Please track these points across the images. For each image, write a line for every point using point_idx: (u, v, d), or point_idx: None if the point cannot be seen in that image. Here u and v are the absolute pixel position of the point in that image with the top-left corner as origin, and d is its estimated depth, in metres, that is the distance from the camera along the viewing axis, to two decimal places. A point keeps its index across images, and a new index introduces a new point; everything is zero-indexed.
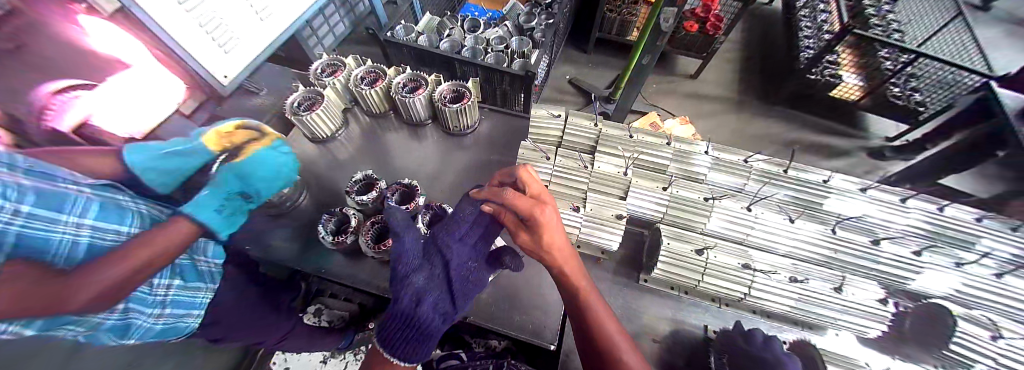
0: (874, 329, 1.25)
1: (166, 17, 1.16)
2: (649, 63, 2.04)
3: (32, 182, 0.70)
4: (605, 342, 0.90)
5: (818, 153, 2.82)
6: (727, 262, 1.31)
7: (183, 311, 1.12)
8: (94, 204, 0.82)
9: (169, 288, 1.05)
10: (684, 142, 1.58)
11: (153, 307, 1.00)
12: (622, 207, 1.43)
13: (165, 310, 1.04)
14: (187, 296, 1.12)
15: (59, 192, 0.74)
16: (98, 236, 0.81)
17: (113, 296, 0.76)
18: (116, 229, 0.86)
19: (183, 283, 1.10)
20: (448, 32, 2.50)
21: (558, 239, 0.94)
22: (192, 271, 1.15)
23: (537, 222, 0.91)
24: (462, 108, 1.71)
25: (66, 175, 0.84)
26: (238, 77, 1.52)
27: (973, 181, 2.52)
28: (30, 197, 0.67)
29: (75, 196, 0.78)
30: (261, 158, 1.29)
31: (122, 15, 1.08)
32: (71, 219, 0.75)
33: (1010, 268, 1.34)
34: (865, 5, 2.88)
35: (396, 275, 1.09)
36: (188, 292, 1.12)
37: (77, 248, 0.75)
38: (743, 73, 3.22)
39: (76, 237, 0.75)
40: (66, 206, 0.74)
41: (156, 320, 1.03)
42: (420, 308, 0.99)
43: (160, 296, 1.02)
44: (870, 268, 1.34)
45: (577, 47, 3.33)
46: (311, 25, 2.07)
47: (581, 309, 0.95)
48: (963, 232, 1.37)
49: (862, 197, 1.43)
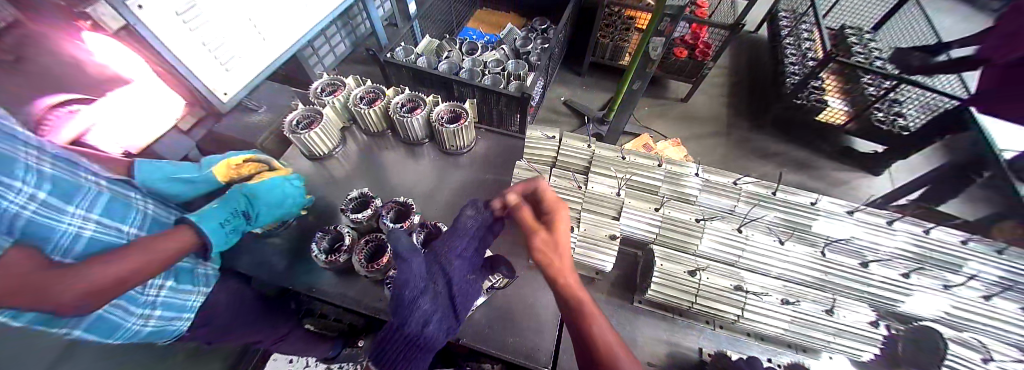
0: (867, 353, 1.24)
1: (168, 34, 1.19)
2: (640, 87, 2.12)
3: (55, 170, 0.83)
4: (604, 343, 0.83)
5: (807, 174, 2.89)
6: (720, 283, 1.32)
7: (173, 314, 1.12)
8: (100, 201, 0.92)
9: (161, 288, 1.06)
10: (675, 164, 1.62)
11: (142, 308, 1.02)
12: (616, 227, 1.45)
13: (153, 312, 1.05)
14: (175, 300, 1.11)
15: (77, 183, 0.87)
16: (100, 230, 0.90)
17: (94, 295, 0.76)
18: (116, 226, 0.96)
19: (176, 284, 1.12)
20: (446, 54, 2.59)
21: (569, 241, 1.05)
22: (189, 275, 1.17)
23: (553, 217, 1.06)
24: (459, 128, 1.75)
25: (91, 165, 0.98)
26: (238, 94, 1.56)
27: (957, 203, 2.59)
28: (46, 185, 0.78)
29: (85, 192, 0.89)
30: (273, 186, 1.39)
31: (126, 32, 1.09)
32: (78, 211, 0.85)
33: (998, 289, 1.36)
34: (847, 34, 3.09)
35: (400, 300, 1.03)
36: (182, 295, 1.13)
37: (79, 239, 0.84)
38: (731, 96, 3.35)
39: (81, 230, 0.85)
40: (76, 199, 0.86)
41: (144, 322, 1.04)
42: (427, 330, 1.02)
43: (148, 297, 1.03)
44: (862, 291, 1.35)
45: (571, 70, 3.45)
46: (314, 46, 2.14)
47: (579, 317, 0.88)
48: (949, 255, 1.40)
49: (849, 220, 1.47)
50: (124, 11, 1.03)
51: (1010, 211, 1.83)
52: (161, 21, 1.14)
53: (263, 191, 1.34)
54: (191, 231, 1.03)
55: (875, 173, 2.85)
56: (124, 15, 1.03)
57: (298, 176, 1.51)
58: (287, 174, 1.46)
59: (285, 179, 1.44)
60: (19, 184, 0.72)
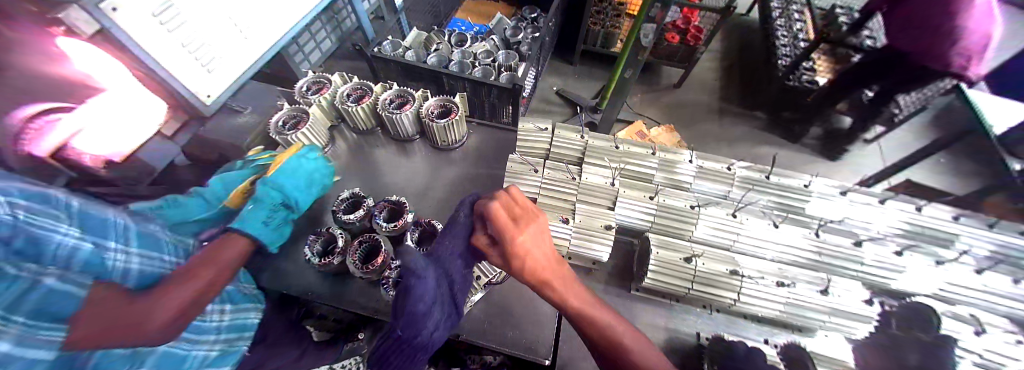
0: (860, 329, 1.27)
1: (147, 37, 1.14)
2: (632, 76, 2.11)
3: (84, 205, 0.76)
4: (609, 332, 0.91)
5: (799, 155, 2.91)
6: (717, 269, 1.32)
7: (234, 334, 1.24)
8: (135, 233, 0.87)
9: (221, 313, 1.19)
10: (668, 151, 1.61)
11: (208, 331, 1.12)
12: (612, 217, 1.44)
13: (217, 335, 1.15)
14: (238, 320, 1.27)
15: (109, 217, 0.80)
16: (144, 263, 0.86)
17: (179, 319, 0.82)
18: (160, 258, 0.92)
19: (232, 306, 1.25)
20: (434, 47, 2.52)
21: (541, 258, 0.94)
22: (236, 295, 1.29)
23: (513, 245, 0.90)
24: (450, 123, 1.72)
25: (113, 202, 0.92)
26: (222, 96, 1.51)
27: (947, 179, 2.63)
28: (79, 220, 0.73)
29: (118, 224, 0.82)
30: (295, 166, 1.46)
31: (103, 38, 1.04)
32: (119, 247, 0.80)
33: (989, 264, 1.38)
34: (838, 12, 3.05)
35: (411, 314, 0.95)
36: (240, 313, 1.27)
37: (129, 273, 0.81)
38: (724, 80, 3.33)
39: (127, 266, 0.80)
40: (112, 233, 0.79)
41: (210, 348, 1.12)
42: (434, 336, 1.03)
43: (216, 323, 1.16)
44: (855, 270, 1.36)
45: (563, 59, 3.40)
46: (298, 42, 2.11)
47: (588, 326, 0.93)
48: (941, 231, 1.42)
49: (843, 200, 1.48)
50: (97, 13, 0.98)
51: (1001, 183, 1.85)
52: (139, 22, 1.10)
53: (285, 179, 1.39)
54: (246, 240, 1.15)
55: (865, 152, 2.88)
56: (99, 18, 0.99)
57: (312, 148, 1.58)
58: (304, 150, 1.53)
59: (300, 155, 1.50)
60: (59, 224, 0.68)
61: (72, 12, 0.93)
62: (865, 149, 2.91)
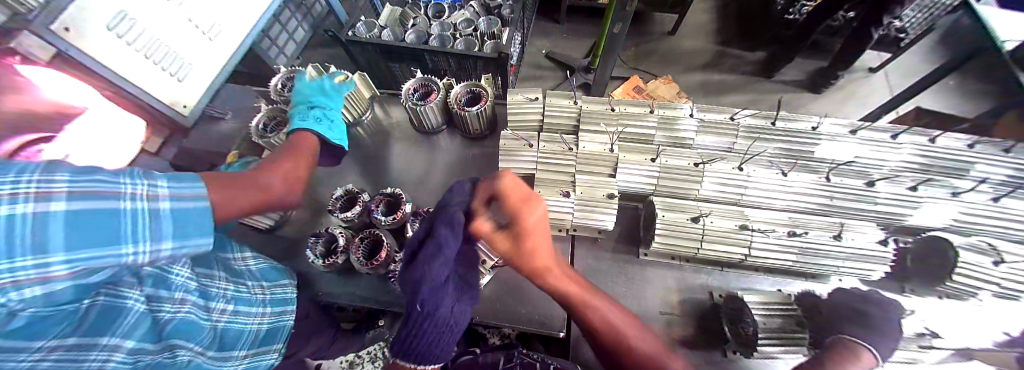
0: (876, 271, 1.25)
1: (106, 52, 1.12)
2: (622, 30, 1.95)
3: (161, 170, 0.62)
4: (599, 311, 1.04)
5: (804, 92, 2.78)
6: (725, 226, 1.29)
7: (280, 309, 1.18)
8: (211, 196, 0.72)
9: (262, 288, 1.14)
10: (667, 108, 1.54)
11: (257, 306, 1.09)
12: (614, 185, 1.39)
13: (266, 308, 1.12)
14: (279, 295, 1.20)
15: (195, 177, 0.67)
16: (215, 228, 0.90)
17: (284, 195, 1.00)
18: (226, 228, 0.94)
19: (270, 282, 1.20)
20: (411, 22, 2.33)
21: (541, 242, 1.01)
22: (272, 272, 1.24)
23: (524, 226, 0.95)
24: (483, 109, 1.61)
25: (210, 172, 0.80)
26: (199, 104, 1.47)
27: (959, 102, 2.51)
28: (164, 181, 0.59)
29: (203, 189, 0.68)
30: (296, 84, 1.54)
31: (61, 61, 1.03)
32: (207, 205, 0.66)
33: (1006, 190, 1.34)
34: None
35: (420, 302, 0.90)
36: (280, 288, 1.22)
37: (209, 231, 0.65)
38: (722, 20, 3.12)
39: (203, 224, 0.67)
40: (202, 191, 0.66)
41: (261, 320, 1.10)
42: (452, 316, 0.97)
43: (259, 296, 1.11)
44: (868, 210, 1.33)
45: (550, 18, 3.17)
46: (268, 35, 1.99)
47: (577, 308, 1.05)
48: (957, 161, 1.36)
49: (853, 139, 1.41)
50: (52, 37, 0.99)
51: (1015, 101, 1.76)
52: (94, 38, 1.07)
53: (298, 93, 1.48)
54: (309, 133, 1.30)
55: (873, 83, 2.74)
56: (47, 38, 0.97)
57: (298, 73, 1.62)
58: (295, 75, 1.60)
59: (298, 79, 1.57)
60: (129, 185, 0.54)
61: (24, 38, 0.95)
62: (873, 80, 2.76)
